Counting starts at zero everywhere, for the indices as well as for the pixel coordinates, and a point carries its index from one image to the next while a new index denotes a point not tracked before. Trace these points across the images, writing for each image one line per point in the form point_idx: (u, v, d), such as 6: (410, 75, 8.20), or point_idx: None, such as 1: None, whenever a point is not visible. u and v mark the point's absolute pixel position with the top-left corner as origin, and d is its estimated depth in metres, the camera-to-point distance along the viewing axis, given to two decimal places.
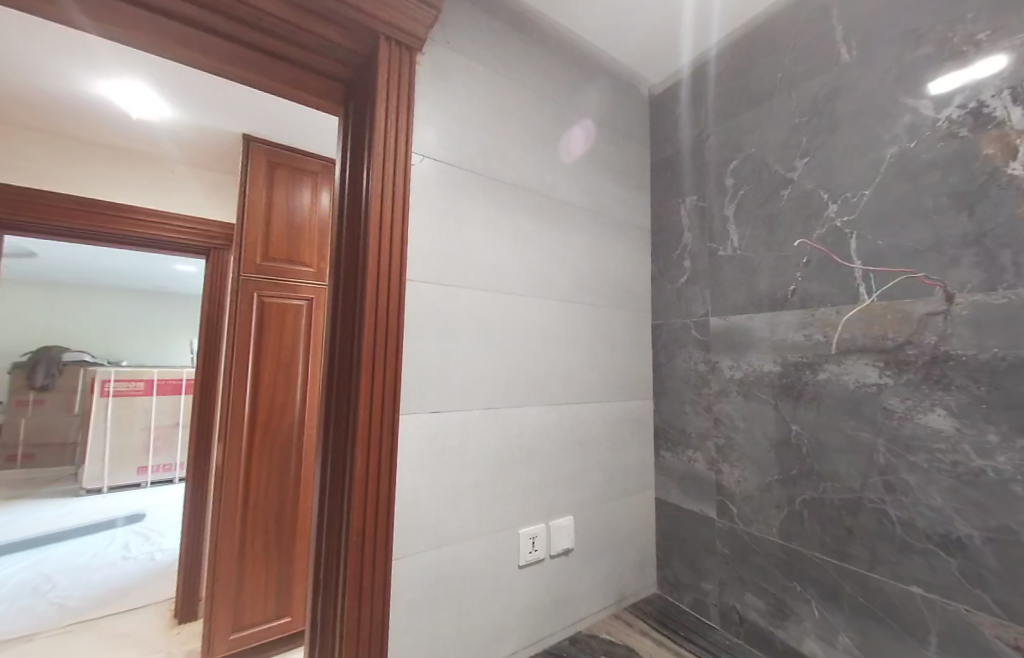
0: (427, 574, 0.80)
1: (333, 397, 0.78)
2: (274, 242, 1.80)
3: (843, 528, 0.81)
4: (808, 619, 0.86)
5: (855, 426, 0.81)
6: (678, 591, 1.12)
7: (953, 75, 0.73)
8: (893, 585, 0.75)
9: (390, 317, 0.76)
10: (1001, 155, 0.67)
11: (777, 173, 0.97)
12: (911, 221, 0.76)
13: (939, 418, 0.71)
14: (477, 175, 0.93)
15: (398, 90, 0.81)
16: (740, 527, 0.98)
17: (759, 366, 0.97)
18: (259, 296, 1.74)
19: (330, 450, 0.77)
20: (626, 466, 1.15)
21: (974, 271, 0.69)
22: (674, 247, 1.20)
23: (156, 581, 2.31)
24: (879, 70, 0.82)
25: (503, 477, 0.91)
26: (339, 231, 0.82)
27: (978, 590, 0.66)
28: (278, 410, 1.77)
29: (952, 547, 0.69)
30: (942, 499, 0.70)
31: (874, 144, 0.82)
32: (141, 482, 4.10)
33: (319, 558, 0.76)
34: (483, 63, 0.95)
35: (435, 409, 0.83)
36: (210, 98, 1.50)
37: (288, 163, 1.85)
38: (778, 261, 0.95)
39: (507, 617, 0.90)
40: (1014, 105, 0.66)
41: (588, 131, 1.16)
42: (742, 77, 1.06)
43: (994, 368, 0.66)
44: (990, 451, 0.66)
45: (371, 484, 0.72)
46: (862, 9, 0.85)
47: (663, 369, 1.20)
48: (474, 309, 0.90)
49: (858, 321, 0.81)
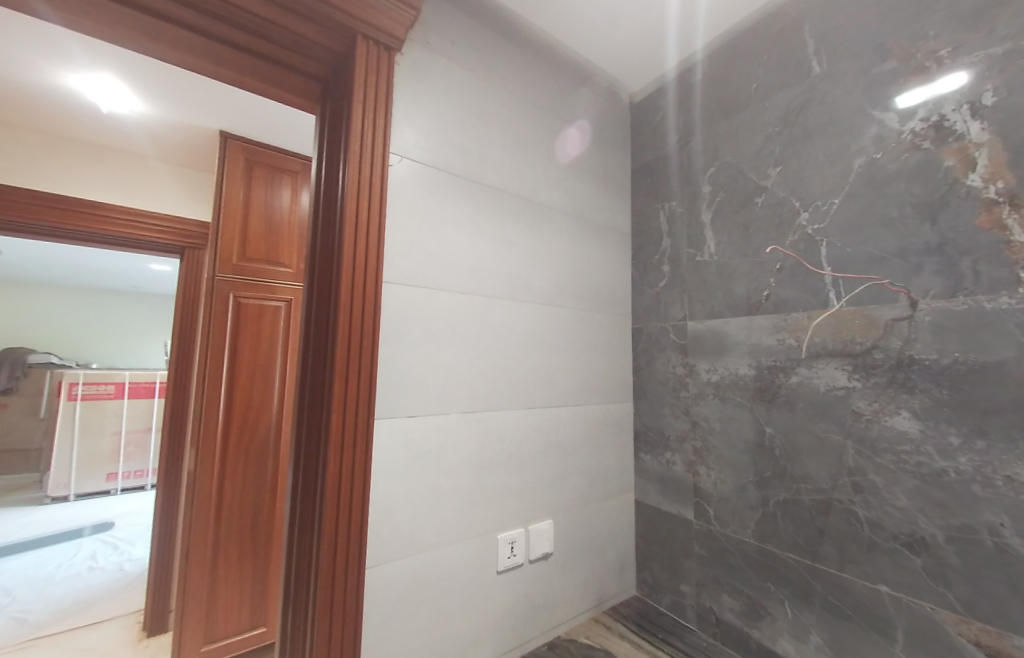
0: (402, 581, 0.78)
1: (306, 401, 0.75)
2: (251, 241, 1.75)
3: (815, 529, 0.83)
4: (782, 619, 0.87)
5: (825, 428, 0.83)
6: (656, 593, 1.12)
7: (917, 90, 0.76)
8: (862, 584, 0.76)
9: (366, 320, 0.75)
10: (961, 167, 0.70)
11: (752, 180, 0.99)
12: (878, 229, 0.78)
13: (904, 421, 0.73)
14: (456, 177, 0.92)
15: (376, 90, 0.80)
16: (716, 529, 1.00)
17: (735, 370, 0.99)
18: (235, 297, 1.70)
19: (303, 456, 0.74)
20: (606, 469, 1.15)
21: (936, 279, 0.71)
22: (653, 252, 1.22)
23: (124, 593, 2.21)
24: (848, 82, 0.85)
25: (481, 481, 0.90)
26: (314, 231, 0.80)
27: (941, 588, 0.68)
28: (254, 414, 1.72)
29: (917, 546, 0.71)
30: (906, 499, 0.72)
31: (843, 154, 0.84)
32: (110, 490, 3.93)
33: (290, 568, 0.74)
34: (463, 64, 0.95)
35: (411, 413, 0.81)
36: (184, 93, 1.45)
37: (267, 161, 1.81)
38: (752, 266, 0.97)
39: (485, 624, 0.89)
40: (973, 120, 0.69)
41: (583, 131, 1.20)
42: (719, 86, 1.09)
43: (954, 372, 0.69)
44: (951, 452, 0.68)
45: (344, 491, 0.71)
46: (832, 23, 0.88)
47: (643, 372, 1.21)
48: (452, 311, 0.89)
49: (829, 326, 0.83)
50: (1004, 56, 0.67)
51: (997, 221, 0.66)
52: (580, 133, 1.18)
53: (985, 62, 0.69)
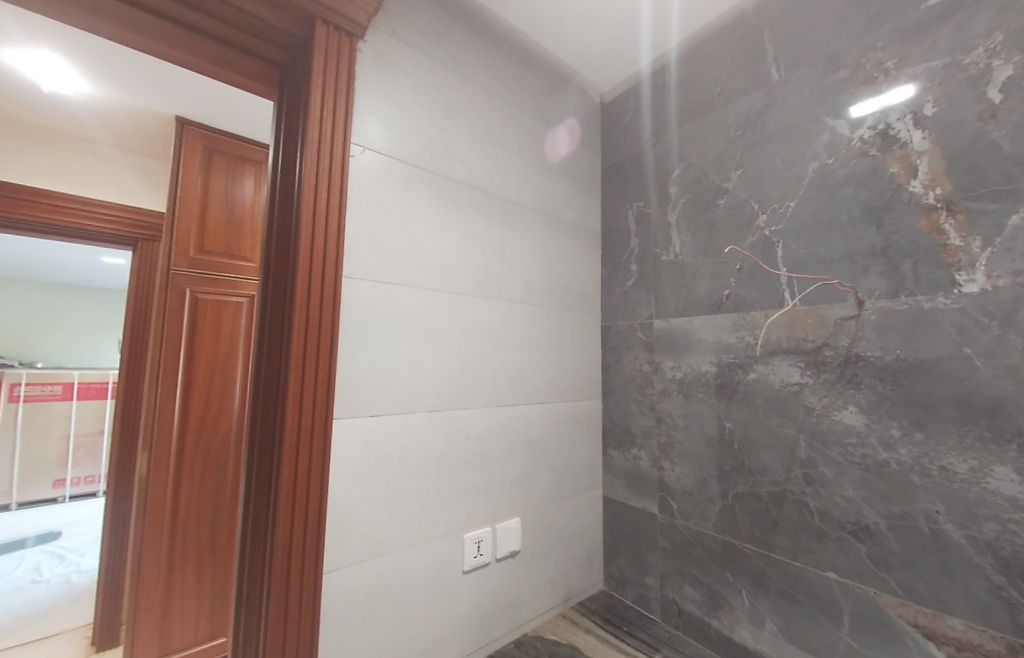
0: (363, 586, 0.76)
1: (259, 401, 0.72)
2: (210, 233, 1.66)
3: (770, 519, 0.86)
4: (740, 607, 0.90)
5: (779, 423, 0.86)
6: (623, 587, 1.14)
7: (867, 99, 0.79)
8: (813, 571, 0.80)
9: (325, 316, 0.72)
10: (904, 173, 0.74)
11: (715, 182, 1.02)
12: (829, 231, 0.82)
13: (851, 415, 0.77)
14: (423, 171, 0.90)
15: (337, 78, 0.77)
16: (679, 522, 1.02)
17: (697, 367, 1.01)
18: (192, 292, 1.61)
19: (256, 458, 0.71)
20: (575, 466, 1.16)
21: (880, 280, 0.75)
22: (622, 251, 1.23)
23: (71, 606, 2.07)
24: (803, 89, 0.88)
25: (447, 481, 0.89)
26: (270, 224, 0.76)
27: (883, 573, 0.72)
28: (213, 415, 1.63)
29: (862, 534, 0.74)
30: (853, 489, 0.76)
31: (799, 159, 0.87)
32: (58, 498, 3.65)
33: (242, 576, 0.71)
34: (430, 56, 0.93)
35: (373, 412, 0.79)
36: (135, 74, 1.36)
37: (227, 150, 1.72)
38: (714, 266, 0.99)
39: (450, 625, 0.88)
40: (915, 129, 0.73)
41: (572, 128, 1.25)
42: (685, 89, 1.11)
43: (896, 368, 0.73)
44: (893, 444, 0.72)
45: (299, 494, 0.68)
46: (789, 33, 0.91)
47: (611, 370, 1.23)
48: (418, 308, 0.87)
49: (784, 324, 0.87)
50: (944, 69, 0.71)
51: (935, 225, 0.70)
52: (569, 132, 1.24)
53: (927, 75, 0.72)
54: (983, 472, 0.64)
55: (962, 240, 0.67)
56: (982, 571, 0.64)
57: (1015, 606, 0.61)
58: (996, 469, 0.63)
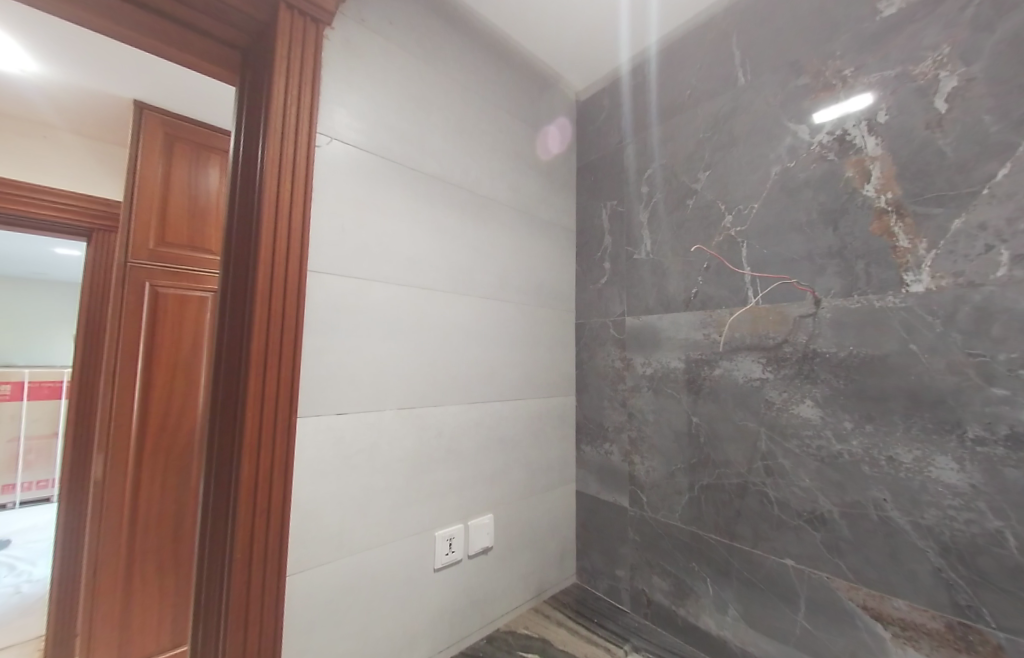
0: (330, 587, 0.74)
1: (219, 400, 0.69)
2: (171, 224, 1.58)
3: (733, 510, 0.89)
4: (705, 595, 0.93)
5: (742, 417, 0.89)
6: (595, 579, 1.16)
7: (826, 106, 0.82)
8: (772, 559, 0.83)
9: (289, 312, 0.70)
10: (858, 177, 0.77)
11: (684, 183, 1.04)
12: (790, 232, 0.85)
13: (808, 408, 0.80)
14: (394, 164, 0.88)
15: (301, 65, 0.74)
16: (649, 514, 1.04)
17: (667, 364, 1.03)
18: (152, 286, 1.53)
19: (215, 459, 0.69)
20: (548, 462, 1.17)
21: (836, 280, 0.78)
22: (596, 249, 1.25)
23: (20, 618, 1.95)
24: (768, 94, 0.91)
25: (418, 479, 0.88)
26: (230, 215, 0.73)
27: (836, 559, 0.76)
28: (176, 414, 1.57)
29: (817, 522, 0.78)
30: (809, 479, 0.79)
31: (763, 161, 0.90)
32: (7, 503, 3.40)
33: (200, 581, 0.68)
34: (402, 45, 0.90)
35: (341, 409, 0.77)
36: (88, 54, 1.27)
37: (190, 137, 1.64)
38: (683, 265, 1.02)
39: (421, 623, 0.87)
40: (869, 135, 0.76)
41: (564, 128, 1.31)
42: (656, 90, 1.13)
43: (849, 363, 0.76)
44: (845, 436, 0.76)
45: (261, 495, 0.66)
46: (754, 38, 0.94)
47: (585, 366, 1.24)
48: (387, 304, 0.85)
49: (747, 321, 0.89)
50: (896, 79, 0.74)
51: (886, 228, 0.73)
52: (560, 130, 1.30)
53: (881, 84, 0.76)
54: (926, 461, 0.68)
55: (910, 242, 0.71)
56: (924, 554, 0.67)
57: (953, 587, 0.65)
58: (938, 459, 0.67)
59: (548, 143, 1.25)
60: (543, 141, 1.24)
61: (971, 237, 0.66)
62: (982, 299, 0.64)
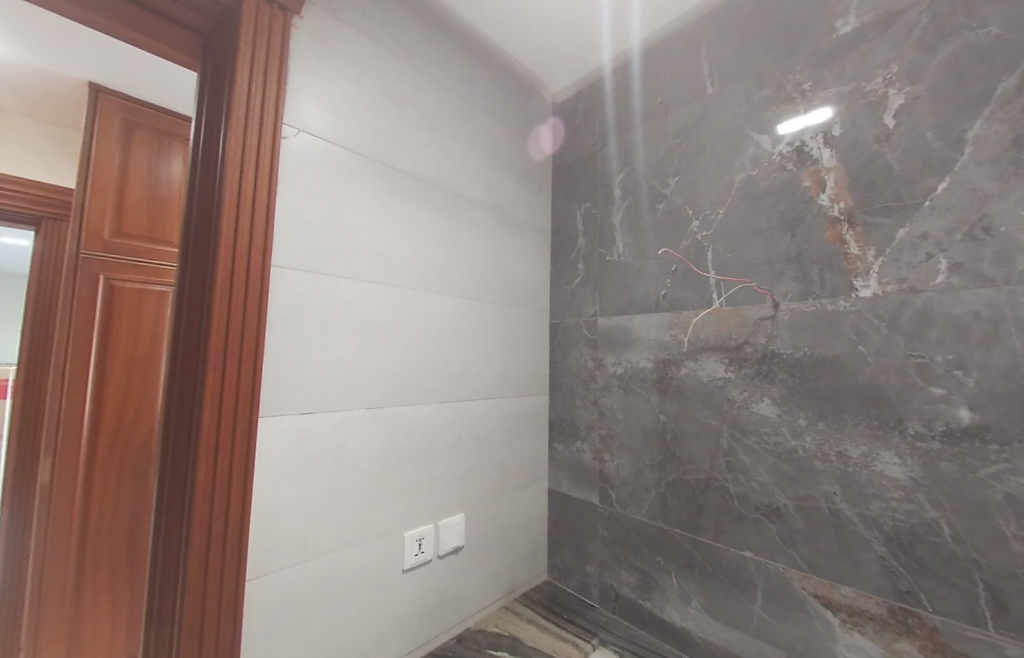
0: (293, 590, 0.72)
1: (173, 399, 0.67)
2: (128, 215, 1.50)
3: (696, 505, 0.92)
4: (670, 588, 0.95)
5: (706, 415, 0.92)
6: (565, 575, 1.18)
7: (785, 118, 0.86)
8: (732, 551, 0.86)
9: (250, 308, 0.68)
10: (814, 186, 0.81)
11: (654, 187, 1.07)
12: (751, 238, 0.88)
13: (766, 406, 0.84)
14: (365, 159, 0.87)
15: (267, 54, 0.72)
16: (618, 511, 1.06)
17: (636, 363, 1.06)
18: (107, 279, 1.45)
19: (170, 459, 0.66)
20: (520, 460, 1.17)
21: (793, 284, 0.82)
22: (570, 250, 1.26)
23: None
24: (733, 104, 0.94)
25: (387, 478, 0.87)
26: (189, 206, 0.70)
27: (790, 549, 0.79)
28: (133, 410, 1.49)
29: (773, 515, 0.82)
30: (767, 474, 0.83)
31: (728, 169, 0.93)
32: None
33: (152, 589, 0.65)
34: (375, 38, 0.89)
35: (306, 409, 0.75)
36: (37, 32, 1.19)
37: (150, 123, 1.56)
38: (652, 268, 1.04)
39: (388, 625, 0.86)
40: (825, 147, 0.80)
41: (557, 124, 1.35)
42: (628, 96, 1.15)
43: (805, 364, 0.80)
44: (800, 432, 0.80)
45: (217, 497, 0.64)
46: (720, 50, 0.97)
47: (558, 365, 1.26)
48: (357, 302, 0.84)
49: (711, 322, 0.93)
50: (850, 95, 0.78)
51: (839, 236, 0.77)
52: (552, 130, 1.35)
53: (837, 99, 0.80)
54: (871, 455, 0.72)
55: (860, 249, 0.75)
56: (870, 544, 0.72)
57: (895, 574, 0.69)
58: (883, 454, 0.71)
59: (541, 143, 1.32)
60: (536, 142, 1.30)
61: (914, 246, 0.70)
62: (922, 304, 0.69)
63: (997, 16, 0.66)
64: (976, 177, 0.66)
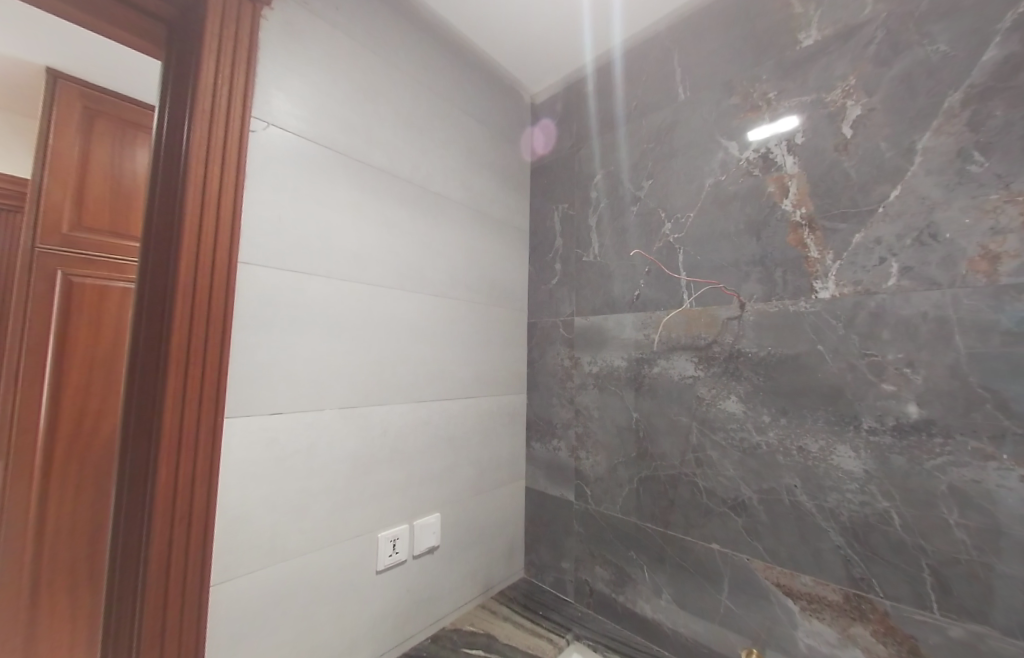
0: (260, 594, 0.71)
1: (133, 399, 0.64)
2: (89, 208, 1.43)
3: (667, 500, 0.95)
4: (641, 582, 0.98)
5: (677, 412, 0.95)
6: (542, 573, 1.19)
7: (753, 125, 0.89)
8: (701, 544, 0.89)
9: (214, 306, 0.66)
10: (779, 192, 0.84)
11: (629, 190, 1.09)
12: (720, 241, 0.91)
13: (733, 403, 0.87)
14: (338, 155, 0.85)
15: (235, 45, 0.70)
16: (593, 507, 1.08)
17: (611, 363, 1.08)
18: (65, 274, 1.38)
19: (130, 461, 0.64)
20: (497, 459, 1.18)
21: (758, 286, 0.85)
22: (548, 250, 1.27)
23: None
24: (704, 111, 0.97)
25: (360, 479, 0.86)
26: (150, 199, 0.67)
27: (754, 541, 0.82)
28: (93, 416, 1.42)
29: (739, 509, 0.85)
30: (733, 469, 0.86)
31: (699, 174, 0.96)
32: None
33: (108, 596, 0.63)
34: (349, 32, 0.88)
35: (275, 409, 0.74)
36: None
37: (113, 112, 1.49)
38: (626, 269, 1.07)
39: (362, 626, 0.85)
40: (788, 155, 0.84)
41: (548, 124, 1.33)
42: (605, 100, 1.17)
43: (769, 362, 0.83)
44: (764, 428, 0.83)
45: (179, 501, 0.62)
46: (693, 57, 1.00)
47: (536, 364, 1.27)
48: (329, 300, 0.82)
49: (681, 322, 0.95)
50: (812, 104, 0.82)
51: (801, 240, 0.81)
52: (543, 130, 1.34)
53: (800, 108, 0.83)
54: (829, 449, 0.76)
55: (819, 252, 0.79)
56: (827, 534, 0.75)
57: (850, 562, 0.73)
58: (839, 448, 0.75)
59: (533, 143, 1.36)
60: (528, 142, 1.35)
61: (869, 250, 0.74)
62: (875, 306, 0.72)
63: (945, 34, 0.70)
64: (924, 186, 0.70)
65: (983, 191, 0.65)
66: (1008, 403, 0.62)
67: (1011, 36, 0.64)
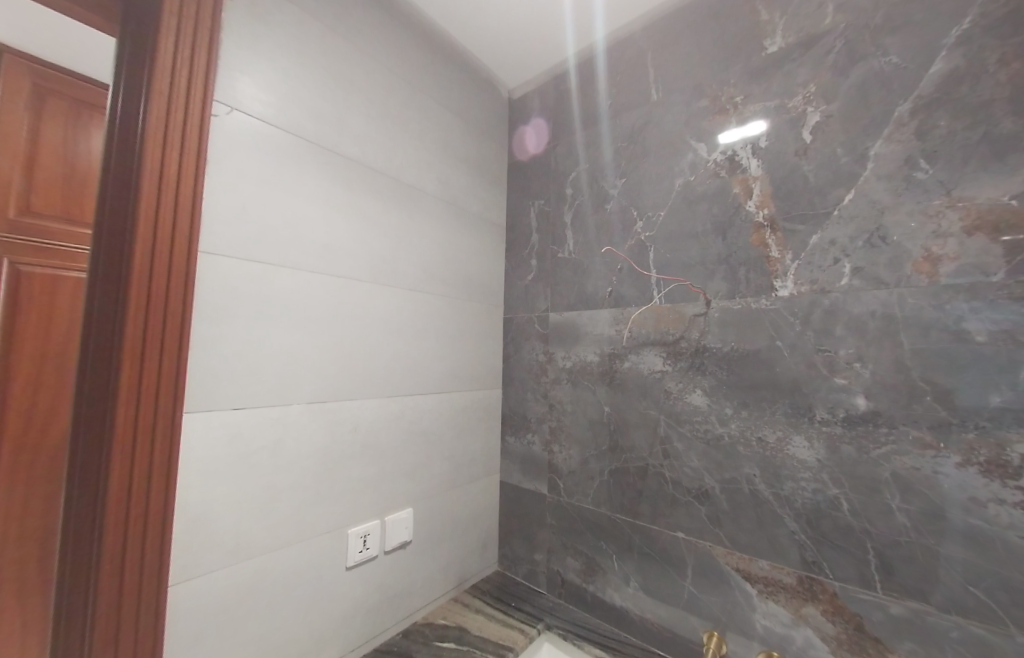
0: (223, 592, 0.69)
1: (85, 392, 0.61)
2: (39, 192, 1.34)
3: (636, 490, 0.97)
4: (611, 571, 1.00)
5: (646, 405, 0.97)
6: (515, 565, 1.20)
7: (721, 128, 0.92)
8: (667, 533, 0.92)
9: (172, 297, 0.64)
10: (743, 193, 0.87)
11: (603, 188, 1.11)
12: (688, 240, 0.94)
13: (698, 397, 0.90)
14: (308, 143, 0.83)
15: (195, 26, 0.67)
16: (565, 499, 1.10)
17: (584, 358, 1.09)
18: (12, 263, 1.29)
19: (81, 456, 0.61)
20: (471, 453, 1.18)
21: (722, 284, 0.88)
22: (524, 246, 1.28)
23: None
24: (675, 111, 0.99)
25: (329, 474, 0.84)
26: (103, 183, 0.64)
27: (716, 528, 0.86)
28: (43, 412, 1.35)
29: (702, 498, 0.88)
30: (697, 460, 0.89)
31: (670, 173, 0.98)
32: None
33: (58, 598, 0.60)
34: (320, 18, 0.86)
35: (239, 404, 0.71)
36: None
37: (66, 91, 1.40)
38: (600, 266, 1.09)
39: (331, 622, 0.84)
40: (752, 158, 0.87)
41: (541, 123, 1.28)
42: (582, 97, 1.18)
43: (732, 357, 0.86)
44: (726, 420, 0.86)
45: (135, 497, 0.60)
46: (666, 58, 1.02)
47: (511, 359, 1.27)
48: (296, 292, 0.80)
49: (651, 318, 0.98)
50: (776, 110, 0.85)
51: (763, 240, 0.84)
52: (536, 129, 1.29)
53: (765, 113, 0.86)
54: (785, 440, 0.79)
55: (779, 252, 0.82)
56: (783, 520, 0.79)
57: (804, 546, 0.77)
58: (795, 439, 0.79)
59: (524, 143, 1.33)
60: (520, 143, 1.33)
61: (824, 251, 0.78)
62: (830, 304, 0.76)
63: (897, 46, 0.74)
64: (875, 191, 0.74)
65: (927, 198, 0.69)
66: (946, 396, 0.67)
67: (955, 51, 0.69)
